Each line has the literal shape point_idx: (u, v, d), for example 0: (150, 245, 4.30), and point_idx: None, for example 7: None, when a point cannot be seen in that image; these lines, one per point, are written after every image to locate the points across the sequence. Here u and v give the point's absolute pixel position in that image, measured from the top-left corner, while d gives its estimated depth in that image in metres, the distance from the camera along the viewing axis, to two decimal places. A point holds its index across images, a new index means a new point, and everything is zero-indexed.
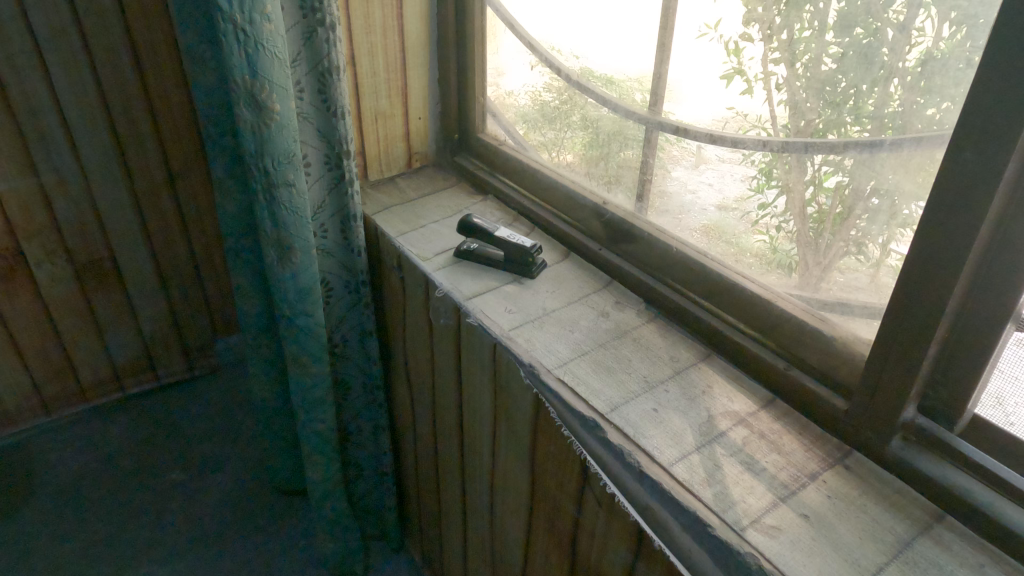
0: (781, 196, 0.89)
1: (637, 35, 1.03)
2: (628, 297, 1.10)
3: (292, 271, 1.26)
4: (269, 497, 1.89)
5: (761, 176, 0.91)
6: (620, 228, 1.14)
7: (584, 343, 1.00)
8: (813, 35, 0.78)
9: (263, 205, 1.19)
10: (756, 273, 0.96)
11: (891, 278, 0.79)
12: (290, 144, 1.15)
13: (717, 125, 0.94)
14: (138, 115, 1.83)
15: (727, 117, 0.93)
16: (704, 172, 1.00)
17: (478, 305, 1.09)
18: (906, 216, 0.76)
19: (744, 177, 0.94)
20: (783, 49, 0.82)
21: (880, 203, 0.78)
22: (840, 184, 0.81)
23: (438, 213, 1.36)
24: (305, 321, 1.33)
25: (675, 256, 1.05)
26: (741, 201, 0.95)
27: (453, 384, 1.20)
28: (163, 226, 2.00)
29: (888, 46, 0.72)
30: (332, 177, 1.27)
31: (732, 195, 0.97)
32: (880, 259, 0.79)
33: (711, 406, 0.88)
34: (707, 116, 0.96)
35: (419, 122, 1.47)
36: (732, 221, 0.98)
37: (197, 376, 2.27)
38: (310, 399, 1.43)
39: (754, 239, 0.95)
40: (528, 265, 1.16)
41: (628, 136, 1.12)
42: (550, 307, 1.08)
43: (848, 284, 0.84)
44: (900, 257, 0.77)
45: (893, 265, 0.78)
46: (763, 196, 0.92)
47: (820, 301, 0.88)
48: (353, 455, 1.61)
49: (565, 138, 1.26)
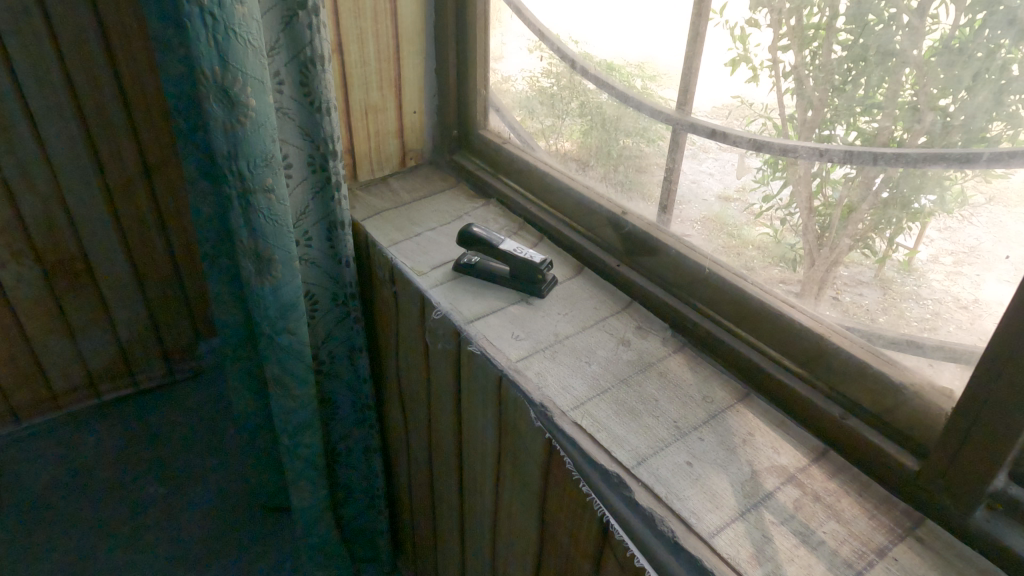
0: (786, 186, 0.80)
1: (660, 25, 0.89)
2: (652, 321, 0.97)
3: (272, 286, 1.13)
4: (253, 515, 1.77)
5: (766, 165, 0.81)
6: (641, 241, 1.00)
7: (601, 377, 0.88)
8: (825, 22, 0.70)
9: (239, 212, 1.06)
10: (759, 267, 0.87)
11: (897, 274, 0.72)
12: (268, 144, 1.01)
13: (720, 113, 0.85)
14: (108, 102, 1.68)
15: (732, 106, 0.83)
16: (704, 159, 0.91)
17: (481, 330, 0.96)
18: (915, 208, 0.69)
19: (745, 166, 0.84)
20: (793, 35, 0.73)
21: (890, 195, 0.71)
22: (850, 176, 0.73)
23: (434, 219, 1.23)
24: (287, 340, 1.19)
25: (705, 277, 0.91)
26: (742, 190, 0.86)
27: (452, 415, 1.07)
28: (139, 224, 1.86)
29: (902, 30, 0.64)
30: (317, 180, 1.13)
31: (733, 184, 0.87)
32: (886, 253, 0.72)
33: (753, 459, 0.76)
34: (708, 103, 0.87)
35: (414, 117, 1.33)
36: (733, 213, 0.88)
37: (177, 380, 2.13)
38: (295, 421, 1.30)
39: (757, 231, 0.85)
40: (537, 283, 1.03)
41: (655, 139, 0.97)
42: (562, 333, 0.95)
43: (851, 279, 0.77)
44: (908, 253, 0.70)
45: (899, 261, 0.72)
46: (768, 187, 0.82)
47: (885, 339, 0.75)
48: (342, 477, 1.49)
49: (564, 124, 1.14)
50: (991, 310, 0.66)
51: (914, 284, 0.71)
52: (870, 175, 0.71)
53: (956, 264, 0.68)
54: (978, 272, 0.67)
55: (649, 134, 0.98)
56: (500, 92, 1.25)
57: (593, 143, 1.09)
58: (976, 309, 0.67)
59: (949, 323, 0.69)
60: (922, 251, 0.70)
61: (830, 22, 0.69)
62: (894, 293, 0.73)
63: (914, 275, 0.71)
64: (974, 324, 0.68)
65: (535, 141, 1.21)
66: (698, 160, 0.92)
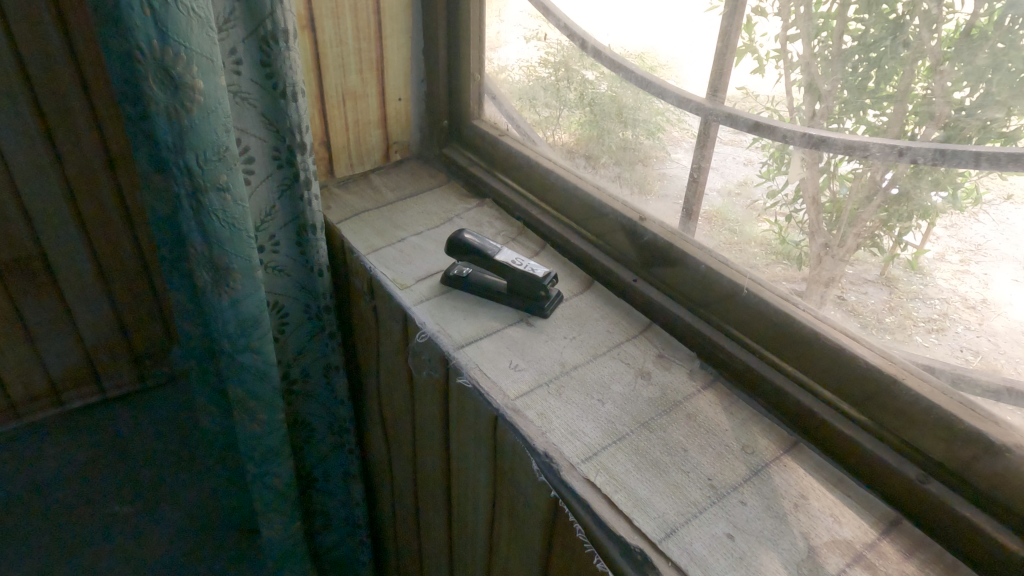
0: (792, 181, 0.68)
1: (661, 11, 0.77)
2: (676, 349, 0.82)
3: (231, 300, 0.97)
4: (225, 533, 1.56)
5: (768, 159, 0.70)
6: (661, 253, 0.85)
7: (617, 420, 0.73)
8: (837, 10, 0.59)
9: (189, 213, 0.90)
10: (761, 264, 0.75)
11: (905, 274, 0.62)
12: (221, 135, 0.85)
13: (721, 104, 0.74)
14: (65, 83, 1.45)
15: (734, 98, 0.72)
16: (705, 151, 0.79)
17: (473, 357, 0.81)
18: (924, 202, 0.59)
19: (747, 160, 0.73)
20: (801, 23, 0.62)
21: (898, 192, 0.60)
22: (858, 171, 0.62)
23: (420, 222, 1.07)
24: (251, 360, 1.04)
25: (741, 299, 0.76)
26: (744, 183, 0.74)
27: (439, 451, 0.92)
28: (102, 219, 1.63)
29: (919, 15, 0.55)
30: (284, 176, 0.98)
31: (736, 175, 0.75)
32: (892, 251, 0.62)
33: (809, 531, 0.62)
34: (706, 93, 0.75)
35: (399, 105, 1.17)
36: (734, 207, 0.76)
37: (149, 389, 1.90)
38: (263, 449, 1.15)
39: (759, 226, 0.73)
40: (539, 300, 0.87)
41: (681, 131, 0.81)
42: (569, 363, 0.80)
43: (856, 276, 0.66)
44: (918, 252, 0.61)
45: (906, 259, 0.61)
46: (773, 181, 0.70)
47: (989, 389, 0.60)
48: (319, 504, 1.33)
49: (562, 115, 0.99)
50: (1002, 310, 0.58)
51: (919, 283, 0.62)
52: (878, 173, 0.61)
53: (963, 263, 0.59)
54: (985, 269, 0.58)
55: (648, 125, 0.85)
56: (497, 79, 1.10)
57: (592, 136, 0.94)
58: (984, 309, 0.59)
59: (957, 322, 0.60)
60: (929, 250, 0.60)
61: (842, 11, 0.59)
62: (899, 292, 0.63)
63: (921, 274, 0.61)
64: (982, 325, 0.59)
65: (537, 133, 1.05)
66: (724, 157, 0.76)
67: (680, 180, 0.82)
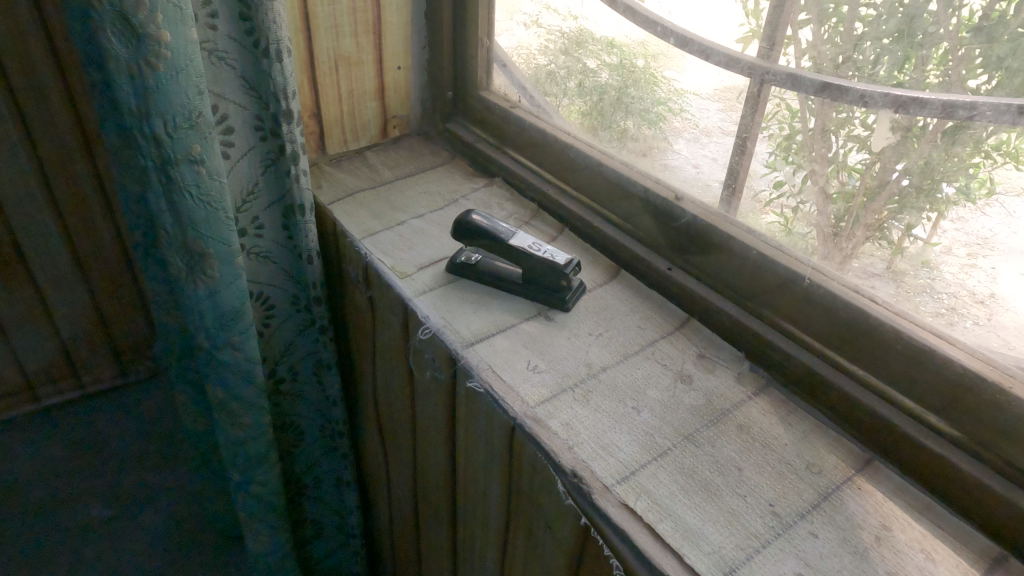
0: (799, 173, 0.64)
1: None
2: (720, 348, 0.71)
3: (208, 289, 0.86)
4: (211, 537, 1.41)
5: (775, 149, 0.66)
6: (700, 238, 0.74)
7: (656, 431, 0.62)
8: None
9: (159, 189, 0.79)
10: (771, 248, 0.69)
11: (914, 269, 0.58)
12: (193, 98, 0.73)
13: (722, 96, 0.70)
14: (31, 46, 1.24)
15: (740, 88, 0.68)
16: (704, 143, 0.74)
17: (484, 357, 0.70)
18: (934, 194, 0.55)
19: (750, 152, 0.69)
20: (811, 7, 0.58)
21: (909, 184, 0.56)
22: (868, 163, 0.58)
23: (422, 203, 0.96)
24: (232, 357, 0.93)
25: (805, 290, 0.64)
26: (749, 176, 0.70)
27: (444, 461, 0.81)
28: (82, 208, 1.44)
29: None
30: (268, 149, 0.86)
31: (738, 166, 0.71)
32: (899, 244, 0.58)
33: (896, 571, 0.51)
34: (709, 85, 0.71)
35: (398, 73, 1.05)
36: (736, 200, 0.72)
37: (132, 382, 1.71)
38: (246, 456, 1.03)
39: (762, 220, 0.69)
40: (559, 292, 0.76)
41: (733, 100, 0.69)
42: (596, 364, 0.69)
43: (862, 271, 0.62)
44: (927, 244, 0.57)
45: (909, 253, 0.58)
46: (780, 172, 0.66)
47: None
48: (309, 511, 1.23)
49: (561, 104, 0.92)
50: (1010, 305, 0.54)
51: (926, 277, 0.58)
52: (887, 165, 0.57)
53: (970, 256, 0.55)
54: (993, 263, 0.54)
55: (649, 113, 0.80)
56: (507, 44, 0.98)
57: (596, 124, 0.87)
58: (992, 304, 0.55)
59: (965, 318, 0.56)
60: (936, 244, 0.56)
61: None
62: (905, 289, 0.59)
63: (927, 267, 0.57)
64: (991, 320, 0.55)
65: (553, 106, 0.93)
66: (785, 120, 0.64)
67: (725, 150, 0.72)
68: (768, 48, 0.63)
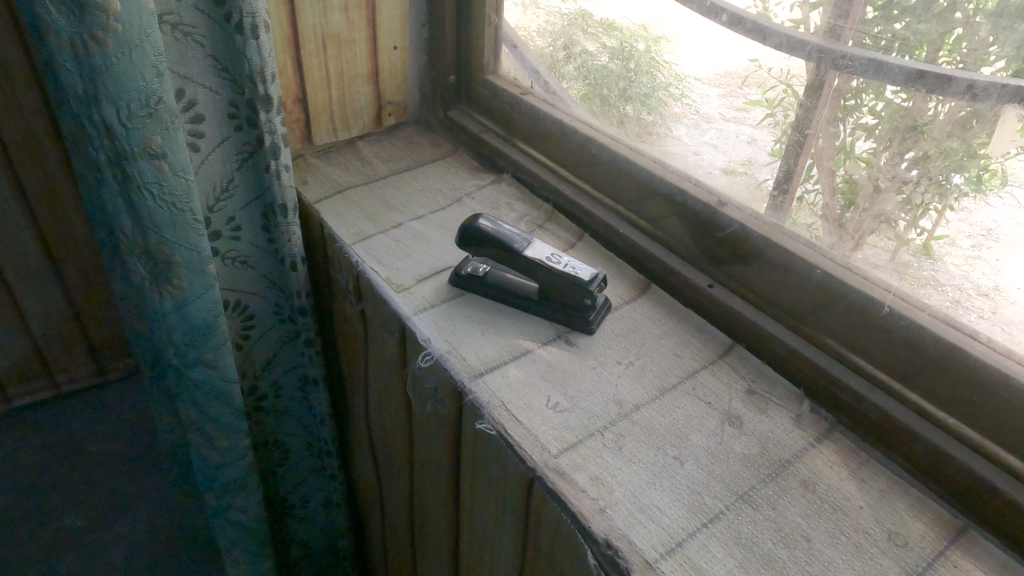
0: (808, 162, 0.58)
1: None
2: (772, 382, 0.60)
3: (176, 302, 0.74)
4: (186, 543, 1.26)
5: (781, 137, 0.60)
6: (749, 251, 0.63)
7: (704, 489, 0.52)
8: None
9: (114, 187, 0.67)
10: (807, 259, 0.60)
11: (916, 261, 0.53)
12: (151, 80, 0.61)
13: (721, 81, 0.64)
14: None
15: (745, 73, 0.61)
16: (704, 130, 0.67)
17: (496, 391, 0.59)
18: (942, 182, 0.49)
19: (750, 139, 0.63)
20: None
21: (917, 175, 0.50)
22: (875, 151, 0.52)
23: (420, 201, 0.85)
24: (206, 376, 0.82)
25: (884, 320, 0.54)
26: (749, 163, 0.64)
27: (447, 501, 0.71)
28: (51, 194, 1.14)
29: None
30: (244, 140, 0.75)
31: (737, 155, 0.65)
32: (904, 235, 0.53)
33: None
34: (707, 69, 0.65)
35: (394, 54, 0.94)
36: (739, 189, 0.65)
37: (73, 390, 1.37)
38: (224, 481, 0.93)
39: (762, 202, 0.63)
40: (581, 311, 0.66)
41: (790, 89, 0.58)
42: (628, 402, 0.59)
43: (865, 263, 0.56)
44: (930, 235, 0.51)
45: (908, 243, 0.53)
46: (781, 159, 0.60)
47: None
48: (295, 532, 1.12)
49: (561, 90, 0.83)
50: (1015, 299, 0.48)
51: (930, 269, 0.52)
52: (896, 154, 0.51)
53: (975, 249, 0.50)
54: (997, 255, 0.49)
55: (648, 98, 0.73)
56: (517, 21, 0.86)
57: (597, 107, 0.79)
58: (996, 298, 0.49)
59: (968, 312, 0.51)
60: (940, 233, 0.51)
61: None
62: (909, 280, 0.54)
63: (931, 259, 0.52)
64: (995, 314, 0.50)
65: (570, 92, 0.82)
66: (849, 110, 0.54)
67: (774, 149, 0.61)
68: (842, 25, 0.53)
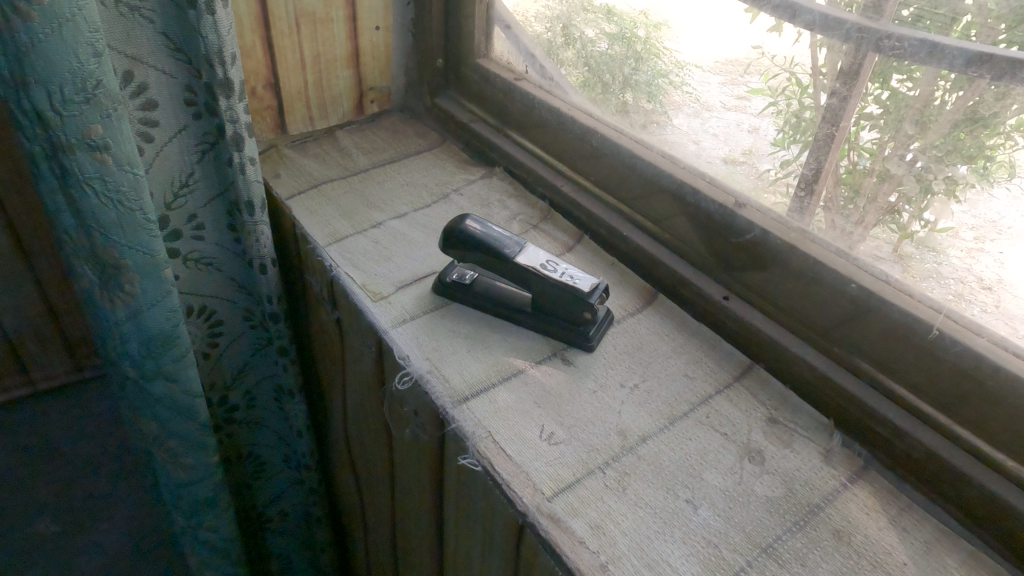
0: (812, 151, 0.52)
1: None
2: (796, 410, 0.53)
3: (129, 310, 0.67)
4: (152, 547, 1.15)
5: (783, 126, 0.54)
6: (771, 260, 0.56)
7: (722, 540, 0.45)
8: None
9: (54, 182, 0.60)
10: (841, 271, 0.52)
11: (918, 254, 0.48)
12: (87, 61, 0.53)
13: (724, 68, 0.58)
14: None
15: (748, 60, 0.55)
16: (705, 119, 0.61)
17: (483, 420, 0.52)
18: (948, 174, 0.45)
19: (750, 127, 0.56)
20: None
21: (924, 167, 0.46)
22: (880, 142, 0.47)
23: (402, 197, 0.77)
24: (166, 389, 0.74)
25: (932, 345, 0.47)
26: (749, 152, 0.57)
27: (430, 532, 0.63)
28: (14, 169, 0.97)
29: None
30: (204, 129, 0.67)
31: (739, 144, 0.58)
32: (907, 227, 0.48)
33: None
34: (710, 55, 0.59)
35: (376, 36, 0.85)
36: (740, 178, 0.59)
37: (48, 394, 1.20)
38: (191, 499, 0.85)
39: (764, 197, 0.57)
40: (580, 327, 0.58)
41: (794, 78, 0.52)
42: (633, 433, 0.51)
43: (863, 256, 0.51)
44: (930, 226, 0.46)
45: (907, 232, 0.48)
46: (788, 151, 0.54)
47: None
48: (274, 547, 1.05)
49: (558, 74, 0.75)
50: (1020, 292, 0.44)
51: (932, 262, 0.47)
52: (901, 144, 0.46)
53: (977, 241, 0.45)
54: (1000, 247, 0.44)
55: (649, 84, 0.66)
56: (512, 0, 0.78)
57: (596, 91, 0.71)
58: (999, 292, 0.45)
59: (971, 306, 0.46)
60: (942, 224, 0.46)
61: None
62: (910, 273, 0.48)
63: (933, 251, 0.47)
64: (999, 307, 0.45)
65: (568, 78, 0.74)
66: (879, 91, 0.47)
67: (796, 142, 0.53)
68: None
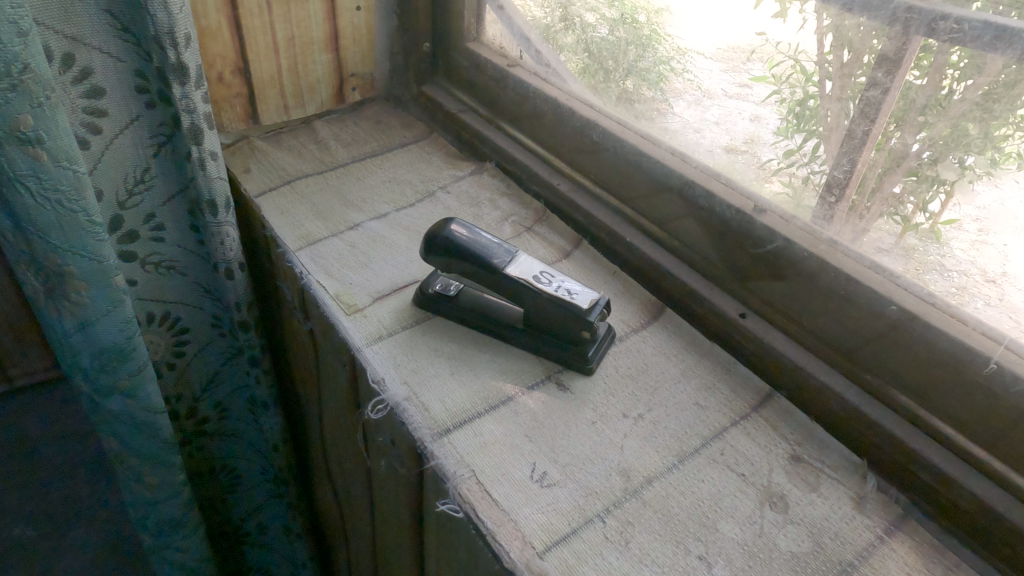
0: (813, 141, 0.47)
1: None
2: (822, 446, 0.47)
3: (77, 321, 0.60)
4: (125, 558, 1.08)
5: (786, 115, 0.48)
6: (794, 274, 0.49)
7: None
8: None
9: None
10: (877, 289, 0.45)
11: (925, 247, 0.43)
12: (10, 41, 0.46)
13: (726, 57, 0.52)
14: None
15: (752, 47, 0.49)
16: (705, 108, 0.55)
17: (467, 456, 0.45)
18: (953, 163, 0.40)
19: (752, 116, 0.51)
20: None
21: (929, 156, 0.41)
22: (886, 131, 0.42)
23: (383, 195, 0.70)
24: (123, 406, 0.67)
25: (983, 377, 0.40)
26: (751, 141, 0.51)
27: (410, 569, 0.57)
28: None
29: None
30: (160, 120, 0.60)
31: (739, 132, 0.52)
32: (910, 218, 0.43)
33: None
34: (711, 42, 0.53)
35: (357, 17, 0.78)
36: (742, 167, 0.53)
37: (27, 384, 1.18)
38: (157, 520, 0.79)
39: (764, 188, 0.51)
40: (577, 347, 0.52)
41: (798, 66, 0.46)
42: (637, 473, 0.45)
43: (864, 249, 0.46)
44: (932, 217, 0.42)
45: (907, 219, 0.43)
46: (789, 139, 0.48)
47: None
48: (252, 562, 0.99)
49: (554, 60, 0.68)
50: None
51: (937, 254, 0.42)
52: (907, 134, 0.41)
53: (982, 232, 0.40)
54: (1005, 239, 0.39)
55: (649, 71, 0.59)
56: None
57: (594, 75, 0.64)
58: (1003, 284, 0.40)
59: (973, 299, 0.41)
60: (946, 216, 0.41)
61: None
62: (914, 267, 0.44)
63: (936, 242, 0.42)
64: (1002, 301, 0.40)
65: (566, 64, 0.67)
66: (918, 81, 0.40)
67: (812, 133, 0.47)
68: None
